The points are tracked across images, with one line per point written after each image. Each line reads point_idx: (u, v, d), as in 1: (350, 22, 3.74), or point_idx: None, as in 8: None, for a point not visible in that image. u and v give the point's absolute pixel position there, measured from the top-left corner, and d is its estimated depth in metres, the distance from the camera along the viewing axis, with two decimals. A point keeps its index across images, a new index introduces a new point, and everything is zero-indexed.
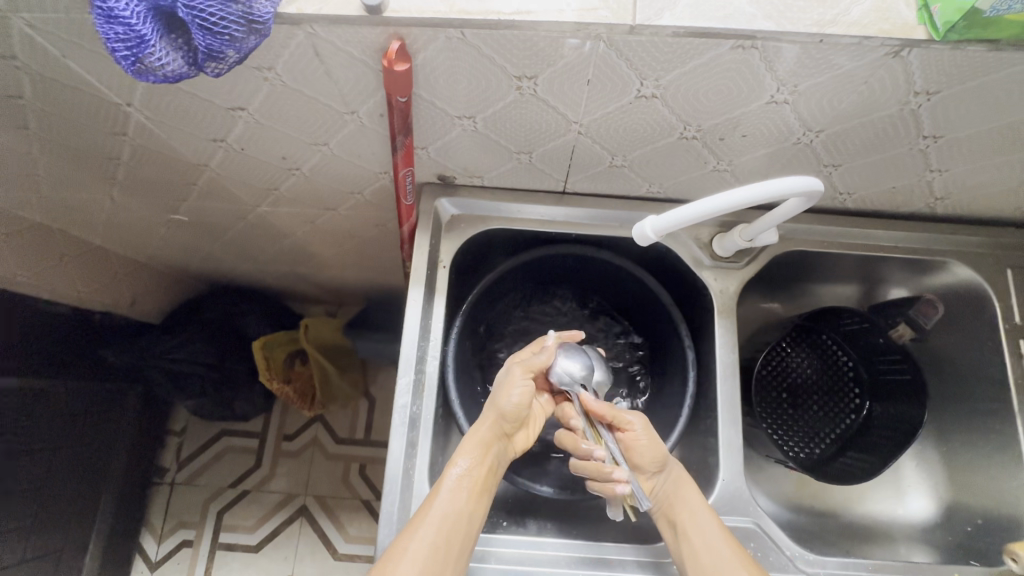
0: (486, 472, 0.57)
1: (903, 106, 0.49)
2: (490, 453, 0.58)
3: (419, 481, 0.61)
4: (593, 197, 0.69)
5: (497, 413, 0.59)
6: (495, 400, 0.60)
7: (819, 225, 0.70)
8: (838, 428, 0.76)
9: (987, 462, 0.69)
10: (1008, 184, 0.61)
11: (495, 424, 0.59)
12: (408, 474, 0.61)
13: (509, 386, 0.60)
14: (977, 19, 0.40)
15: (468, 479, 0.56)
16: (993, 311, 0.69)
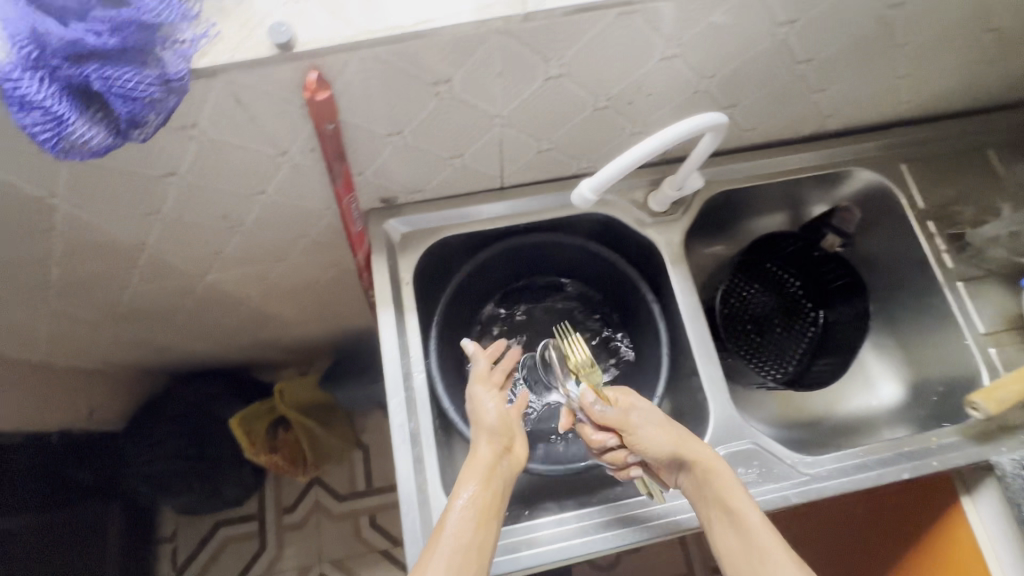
0: (490, 497, 0.56)
1: (774, 38, 0.56)
2: (490, 476, 0.58)
3: (435, 494, 0.61)
4: (531, 185, 0.73)
5: (486, 432, 0.61)
6: (478, 419, 0.62)
7: (736, 164, 0.76)
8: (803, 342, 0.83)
9: (933, 335, 0.76)
10: (879, 89, 0.69)
11: (490, 448, 0.59)
12: (422, 490, 0.61)
13: (482, 403, 0.63)
14: None
15: (473, 506, 0.55)
16: (900, 202, 0.77)
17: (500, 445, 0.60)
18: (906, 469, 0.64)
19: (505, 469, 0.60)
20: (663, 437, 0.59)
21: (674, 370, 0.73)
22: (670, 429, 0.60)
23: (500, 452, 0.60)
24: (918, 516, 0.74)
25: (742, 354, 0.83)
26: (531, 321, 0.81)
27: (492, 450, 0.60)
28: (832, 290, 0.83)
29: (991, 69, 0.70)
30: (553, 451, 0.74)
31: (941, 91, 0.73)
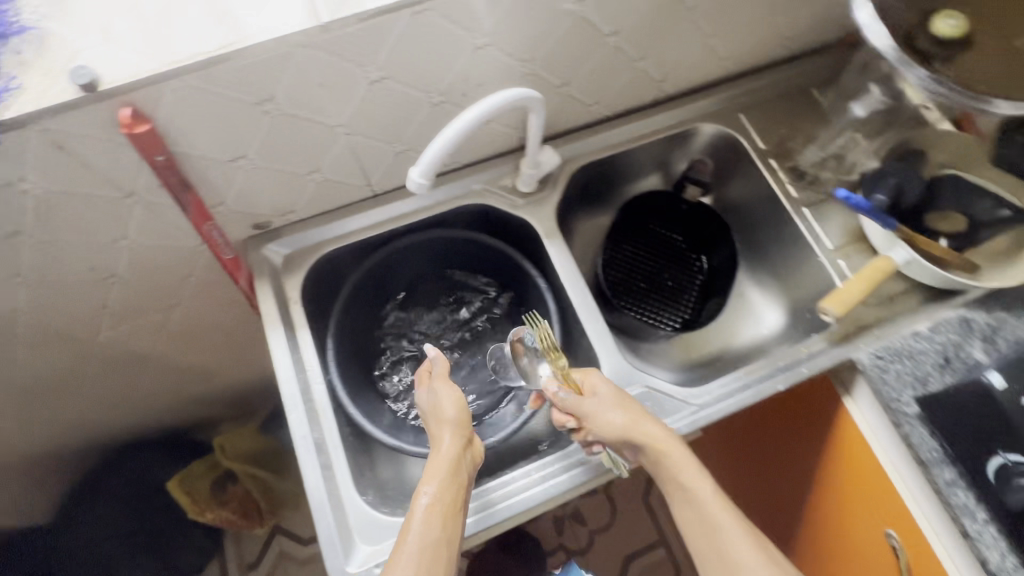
0: (455, 494, 0.57)
1: (575, 16, 0.62)
2: (456, 474, 0.59)
3: (348, 496, 0.63)
4: (402, 188, 0.76)
5: (451, 427, 0.61)
6: (440, 415, 0.62)
7: (592, 138, 0.82)
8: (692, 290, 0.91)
9: (794, 259, 0.83)
10: (695, 50, 0.77)
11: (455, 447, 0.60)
12: (334, 494, 0.62)
13: (444, 401, 0.63)
14: None
15: (438, 505, 0.56)
16: (744, 147, 0.85)
17: (464, 443, 0.61)
18: (780, 380, 0.70)
19: (470, 462, 0.61)
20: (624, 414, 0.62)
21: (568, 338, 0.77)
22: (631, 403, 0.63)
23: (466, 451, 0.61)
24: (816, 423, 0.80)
25: (636, 310, 0.89)
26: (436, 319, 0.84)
27: (458, 449, 0.60)
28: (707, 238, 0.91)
29: (789, 18, 0.78)
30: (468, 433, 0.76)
31: (755, 45, 0.81)
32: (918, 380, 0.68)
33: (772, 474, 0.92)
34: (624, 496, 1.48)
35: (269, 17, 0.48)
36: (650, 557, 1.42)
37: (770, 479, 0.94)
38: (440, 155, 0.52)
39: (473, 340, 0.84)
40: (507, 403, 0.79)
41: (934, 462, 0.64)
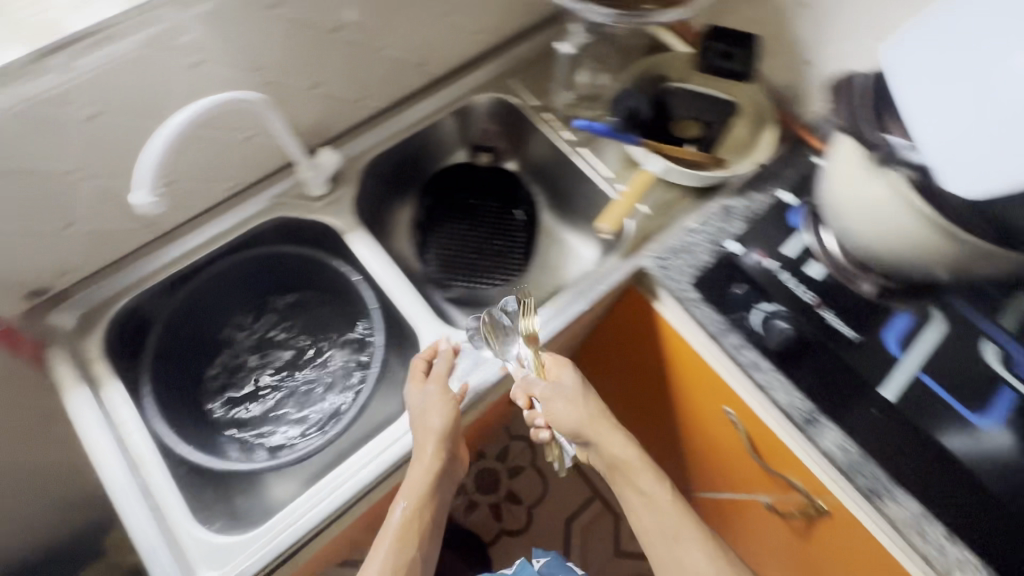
0: (424, 507, 0.65)
1: (287, 18, 0.65)
2: (428, 487, 0.65)
3: (184, 530, 0.63)
4: (190, 221, 0.78)
5: (435, 436, 0.65)
6: (425, 422, 0.66)
7: (374, 131, 0.87)
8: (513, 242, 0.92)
9: (586, 197, 0.91)
10: (439, 31, 0.83)
11: (433, 460, 0.65)
12: (168, 532, 0.62)
13: (432, 412, 0.66)
14: None
15: (405, 519, 0.64)
16: (520, 108, 0.92)
17: (440, 460, 0.65)
18: (581, 298, 0.77)
19: (447, 472, 0.67)
20: (580, 414, 0.68)
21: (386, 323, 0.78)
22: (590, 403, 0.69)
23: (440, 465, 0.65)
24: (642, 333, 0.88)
25: (463, 278, 0.89)
26: (263, 339, 0.80)
27: (435, 464, 0.65)
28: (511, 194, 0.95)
29: None
30: (300, 447, 0.72)
31: (498, 16, 0.89)
32: (695, 267, 0.74)
33: (640, 386, 1.00)
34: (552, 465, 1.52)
35: None
36: (587, 512, 1.47)
37: (653, 396, 0.99)
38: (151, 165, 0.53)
39: (303, 350, 0.80)
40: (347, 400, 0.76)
41: (719, 332, 0.70)
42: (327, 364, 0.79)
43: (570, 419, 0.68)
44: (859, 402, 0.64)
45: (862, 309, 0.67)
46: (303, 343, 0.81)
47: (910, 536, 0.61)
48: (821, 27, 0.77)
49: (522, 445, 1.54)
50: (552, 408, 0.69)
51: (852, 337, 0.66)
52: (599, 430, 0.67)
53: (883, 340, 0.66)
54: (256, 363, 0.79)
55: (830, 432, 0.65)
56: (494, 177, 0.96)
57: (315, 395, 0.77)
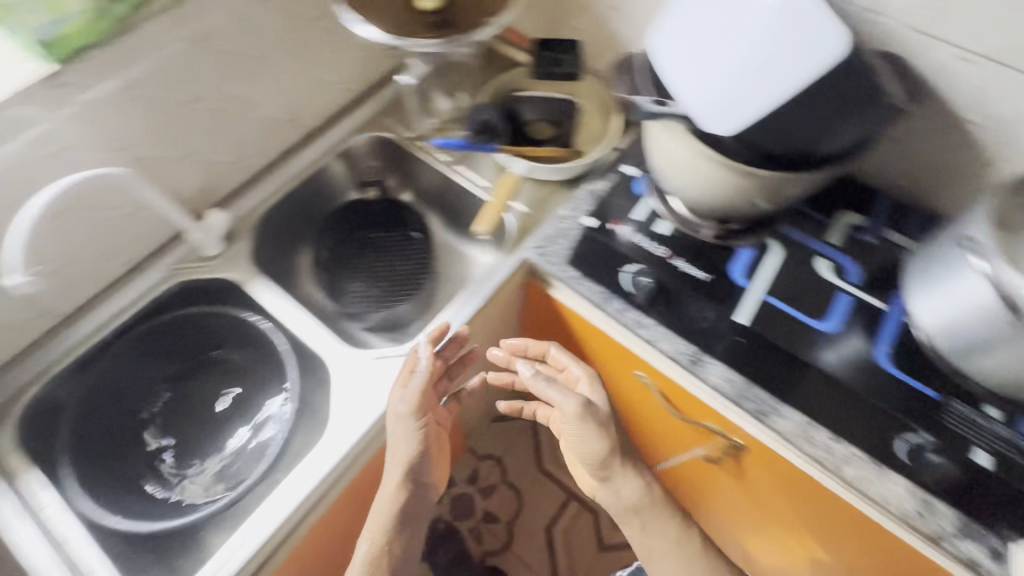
0: (392, 497, 0.73)
1: (136, 99, 0.70)
2: (399, 489, 0.73)
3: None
4: (96, 298, 0.81)
5: (409, 475, 0.73)
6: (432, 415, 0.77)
7: (252, 190, 0.92)
8: (406, 267, 0.99)
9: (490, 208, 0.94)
10: (304, 88, 0.92)
11: (401, 474, 0.72)
12: None
13: (370, 383, 0.76)
14: (49, 43, 0.59)
15: (377, 518, 0.73)
16: (400, 141, 1.01)
17: (421, 467, 0.74)
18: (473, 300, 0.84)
19: (411, 498, 0.74)
20: (600, 444, 0.75)
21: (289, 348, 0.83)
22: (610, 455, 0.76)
23: (411, 479, 0.73)
24: (543, 306, 0.95)
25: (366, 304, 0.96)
26: (167, 419, 0.81)
27: (397, 458, 0.73)
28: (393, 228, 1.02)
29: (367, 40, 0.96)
30: (205, 480, 0.77)
31: (355, 58, 0.96)
32: (568, 248, 0.81)
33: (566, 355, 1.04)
34: (523, 476, 1.55)
35: None
36: (565, 518, 1.49)
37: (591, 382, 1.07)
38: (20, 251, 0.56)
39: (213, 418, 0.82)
40: (245, 458, 0.78)
41: (602, 300, 0.76)
42: (242, 384, 0.83)
43: (586, 441, 0.76)
44: (729, 333, 0.72)
45: (711, 255, 0.74)
46: (205, 373, 0.84)
47: (804, 443, 0.68)
48: (626, 17, 0.90)
49: (488, 464, 1.56)
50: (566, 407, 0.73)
51: (699, 276, 0.73)
52: (598, 439, 0.75)
53: (728, 273, 0.73)
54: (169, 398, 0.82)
55: (716, 367, 0.72)
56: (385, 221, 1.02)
57: (220, 423, 0.82)
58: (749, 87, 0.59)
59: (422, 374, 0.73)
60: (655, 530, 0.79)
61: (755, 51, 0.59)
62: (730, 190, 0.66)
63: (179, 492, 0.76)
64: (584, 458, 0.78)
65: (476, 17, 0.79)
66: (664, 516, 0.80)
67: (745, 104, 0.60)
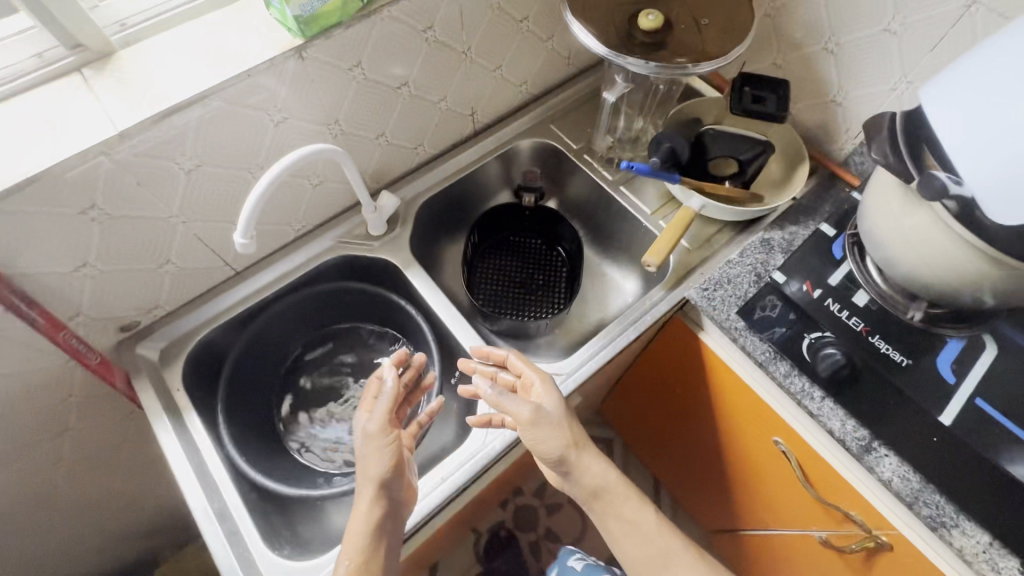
0: (366, 513, 0.63)
1: (356, 78, 0.71)
2: (374, 506, 0.63)
3: (251, 540, 0.66)
4: (269, 256, 0.83)
5: (377, 485, 0.64)
6: (372, 459, 0.66)
7: (419, 178, 0.93)
8: (545, 277, 0.99)
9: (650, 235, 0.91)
10: (490, 85, 0.91)
11: (376, 490, 0.63)
12: (233, 535, 0.66)
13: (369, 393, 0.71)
14: (305, 20, 0.61)
15: (355, 526, 0.63)
16: (567, 151, 0.99)
17: (396, 488, 0.65)
18: (629, 330, 0.82)
19: (392, 517, 0.64)
20: (553, 437, 0.71)
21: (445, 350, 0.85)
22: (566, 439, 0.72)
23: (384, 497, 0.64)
24: (679, 349, 0.90)
25: (500, 305, 0.97)
26: (315, 377, 0.86)
27: (370, 478, 0.64)
28: (541, 236, 1.02)
29: (558, 45, 0.95)
30: (341, 442, 0.82)
31: (540, 64, 0.95)
32: (738, 297, 0.76)
33: (687, 400, 1.00)
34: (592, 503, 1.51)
35: (101, 118, 0.56)
36: None
37: (700, 425, 1.01)
38: (255, 216, 0.60)
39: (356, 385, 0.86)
40: None
41: (768, 360, 0.71)
42: (386, 359, 0.88)
43: (542, 445, 0.71)
44: (918, 428, 0.64)
45: (911, 340, 0.67)
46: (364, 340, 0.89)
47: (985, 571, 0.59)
48: (839, 66, 0.84)
49: (559, 480, 1.53)
50: (543, 421, 0.70)
51: (898, 360, 0.67)
52: (543, 432, 0.70)
53: (931, 363, 0.66)
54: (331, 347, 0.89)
55: (890, 460, 0.64)
56: (534, 227, 1.02)
57: (360, 391, 0.86)
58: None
59: (388, 399, 0.69)
60: (626, 518, 0.73)
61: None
62: (973, 283, 0.59)
63: (320, 449, 0.81)
64: (538, 451, 0.72)
65: (700, 44, 0.74)
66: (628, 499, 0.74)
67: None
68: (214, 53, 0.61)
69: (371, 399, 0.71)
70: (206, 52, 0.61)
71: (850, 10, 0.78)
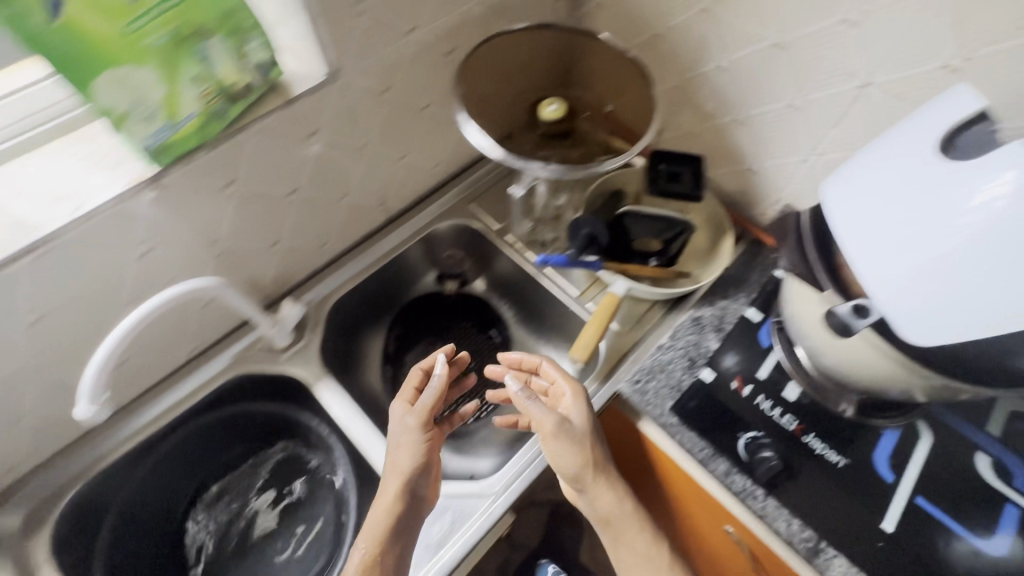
0: (386, 504, 0.64)
1: (232, 195, 0.64)
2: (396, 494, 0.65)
3: None
4: (157, 385, 0.75)
5: (401, 477, 0.66)
6: (405, 443, 0.68)
7: (330, 277, 0.86)
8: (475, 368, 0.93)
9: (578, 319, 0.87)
10: (397, 174, 0.86)
11: (397, 486, 0.65)
12: None
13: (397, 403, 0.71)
14: (157, 148, 0.53)
15: (375, 521, 0.64)
16: (487, 232, 0.94)
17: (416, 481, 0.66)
18: None
19: (409, 511, 0.65)
20: (572, 455, 0.68)
21: (359, 472, 0.74)
22: (585, 461, 0.68)
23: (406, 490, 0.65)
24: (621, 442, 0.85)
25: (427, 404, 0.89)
26: (216, 510, 0.77)
27: (393, 470, 0.66)
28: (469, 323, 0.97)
29: None
30: None
31: (451, 146, 0.91)
32: (673, 387, 0.71)
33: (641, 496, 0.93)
34: None
35: None
36: None
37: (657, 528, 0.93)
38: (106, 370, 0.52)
39: (263, 517, 0.77)
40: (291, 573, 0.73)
41: (706, 458, 0.66)
42: (299, 483, 0.78)
43: (562, 459, 0.68)
44: (865, 535, 0.59)
45: (844, 436, 0.64)
46: (263, 471, 0.79)
47: None
48: (750, 136, 0.83)
49: None
50: (569, 432, 0.68)
51: (834, 461, 0.63)
52: (565, 448, 0.68)
53: (869, 460, 0.63)
54: (224, 485, 0.78)
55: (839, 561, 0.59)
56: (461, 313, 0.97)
57: (267, 525, 0.76)
58: (982, 308, 0.44)
59: (433, 393, 0.69)
60: (641, 551, 0.69)
61: (978, 268, 0.43)
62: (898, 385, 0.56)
63: None
64: (558, 465, 0.70)
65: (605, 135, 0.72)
66: (634, 527, 0.69)
67: (983, 327, 0.44)
68: (51, 193, 0.54)
69: (415, 391, 0.72)
70: (40, 193, 0.54)
71: (752, 85, 0.77)
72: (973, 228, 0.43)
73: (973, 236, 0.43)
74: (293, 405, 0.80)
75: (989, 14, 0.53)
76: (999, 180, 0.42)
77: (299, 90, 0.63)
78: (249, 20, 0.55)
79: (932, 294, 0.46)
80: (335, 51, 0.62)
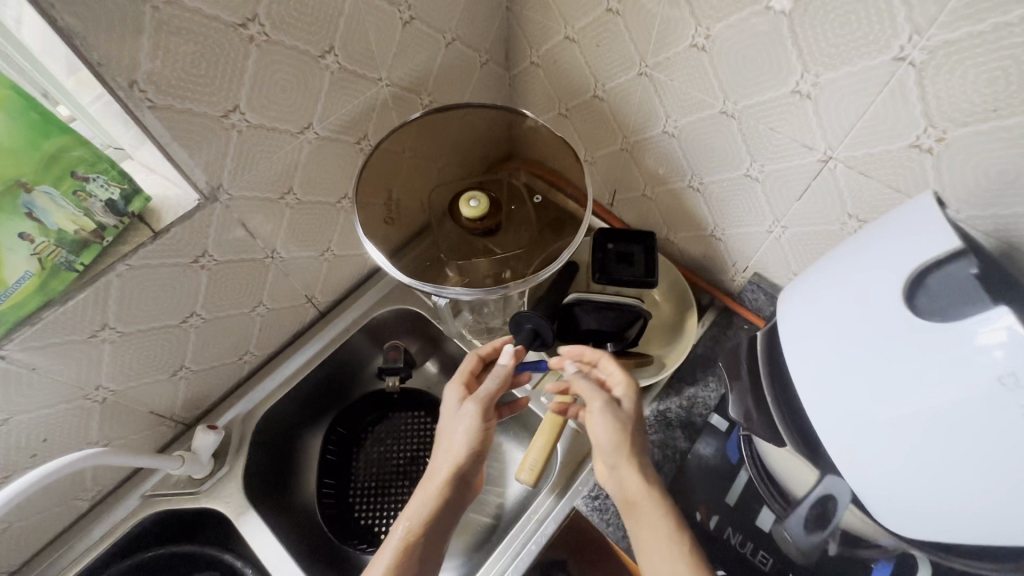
0: (427, 490, 0.62)
1: (105, 341, 0.56)
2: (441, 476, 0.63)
3: None
4: (59, 537, 0.67)
5: (453, 451, 0.63)
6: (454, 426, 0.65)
7: (255, 389, 0.78)
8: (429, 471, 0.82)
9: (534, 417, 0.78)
10: (321, 270, 0.77)
11: (449, 466, 0.62)
12: None
13: (447, 395, 0.69)
14: None
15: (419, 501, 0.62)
16: (432, 318, 0.85)
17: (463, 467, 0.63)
18: (509, 566, 0.67)
19: (454, 495, 0.63)
20: (612, 437, 0.61)
21: None
22: (625, 449, 0.61)
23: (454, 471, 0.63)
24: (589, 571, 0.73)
25: (373, 520, 0.79)
26: None
27: (445, 445, 0.65)
28: (421, 417, 0.87)
29: None
30: None
31: None
32: None
33: None
34: None
35: None
36: None
37: None
38: None
39: None
40: None
41: None
42: None
43: (599, 441, 0.62)
44: None
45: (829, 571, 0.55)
46: None
47: None
48: (710, 203, 0.73)
49: None
50: (614, 414, 0.62)
51: None
52: (606, 430, 0.62)
53: None
54: None
55: None
56: (413, 407, 0.88)
57: None
58: (973, 496, 0.35)
59: (494, 380, 0.65)
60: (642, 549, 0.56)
61: (966, 453, 0.34)
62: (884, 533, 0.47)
63: None
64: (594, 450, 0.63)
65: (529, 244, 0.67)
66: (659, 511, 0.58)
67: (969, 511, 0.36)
68: None
69: (469, 376, 0.69)
70: None
71: (702, 153, 0.68)
72: (954, 393, 0.34)
73: (954, 412, 0.34)
74: (214, 542, 0.72)
75: (957, 92, 0.44)
76: (990, 327, 0.33)
77: (169, 220, 0.54)
78: (85, 160, 0.48)
79: (894, 454, 0.38)
80: (206, 171, 0.54)
